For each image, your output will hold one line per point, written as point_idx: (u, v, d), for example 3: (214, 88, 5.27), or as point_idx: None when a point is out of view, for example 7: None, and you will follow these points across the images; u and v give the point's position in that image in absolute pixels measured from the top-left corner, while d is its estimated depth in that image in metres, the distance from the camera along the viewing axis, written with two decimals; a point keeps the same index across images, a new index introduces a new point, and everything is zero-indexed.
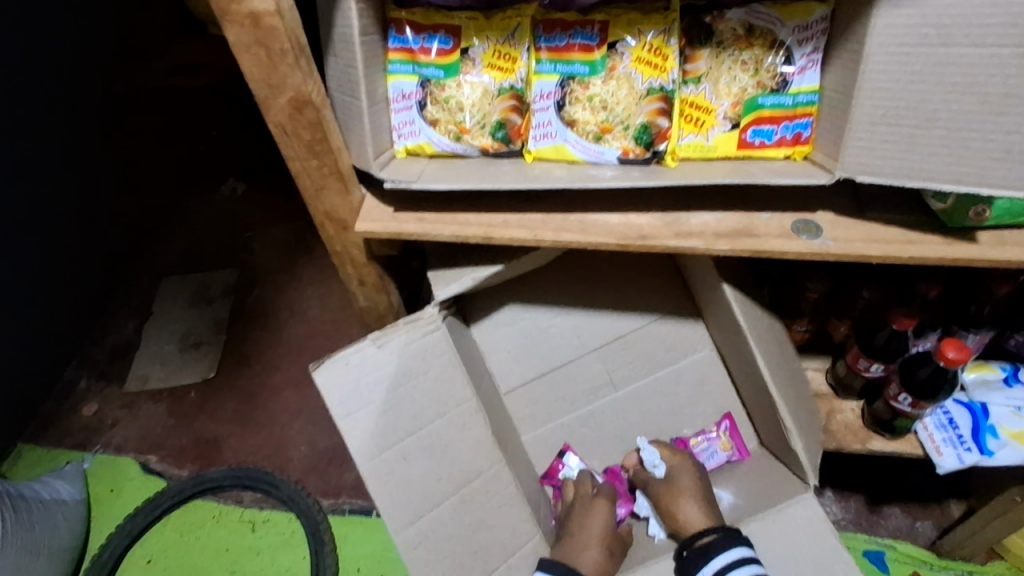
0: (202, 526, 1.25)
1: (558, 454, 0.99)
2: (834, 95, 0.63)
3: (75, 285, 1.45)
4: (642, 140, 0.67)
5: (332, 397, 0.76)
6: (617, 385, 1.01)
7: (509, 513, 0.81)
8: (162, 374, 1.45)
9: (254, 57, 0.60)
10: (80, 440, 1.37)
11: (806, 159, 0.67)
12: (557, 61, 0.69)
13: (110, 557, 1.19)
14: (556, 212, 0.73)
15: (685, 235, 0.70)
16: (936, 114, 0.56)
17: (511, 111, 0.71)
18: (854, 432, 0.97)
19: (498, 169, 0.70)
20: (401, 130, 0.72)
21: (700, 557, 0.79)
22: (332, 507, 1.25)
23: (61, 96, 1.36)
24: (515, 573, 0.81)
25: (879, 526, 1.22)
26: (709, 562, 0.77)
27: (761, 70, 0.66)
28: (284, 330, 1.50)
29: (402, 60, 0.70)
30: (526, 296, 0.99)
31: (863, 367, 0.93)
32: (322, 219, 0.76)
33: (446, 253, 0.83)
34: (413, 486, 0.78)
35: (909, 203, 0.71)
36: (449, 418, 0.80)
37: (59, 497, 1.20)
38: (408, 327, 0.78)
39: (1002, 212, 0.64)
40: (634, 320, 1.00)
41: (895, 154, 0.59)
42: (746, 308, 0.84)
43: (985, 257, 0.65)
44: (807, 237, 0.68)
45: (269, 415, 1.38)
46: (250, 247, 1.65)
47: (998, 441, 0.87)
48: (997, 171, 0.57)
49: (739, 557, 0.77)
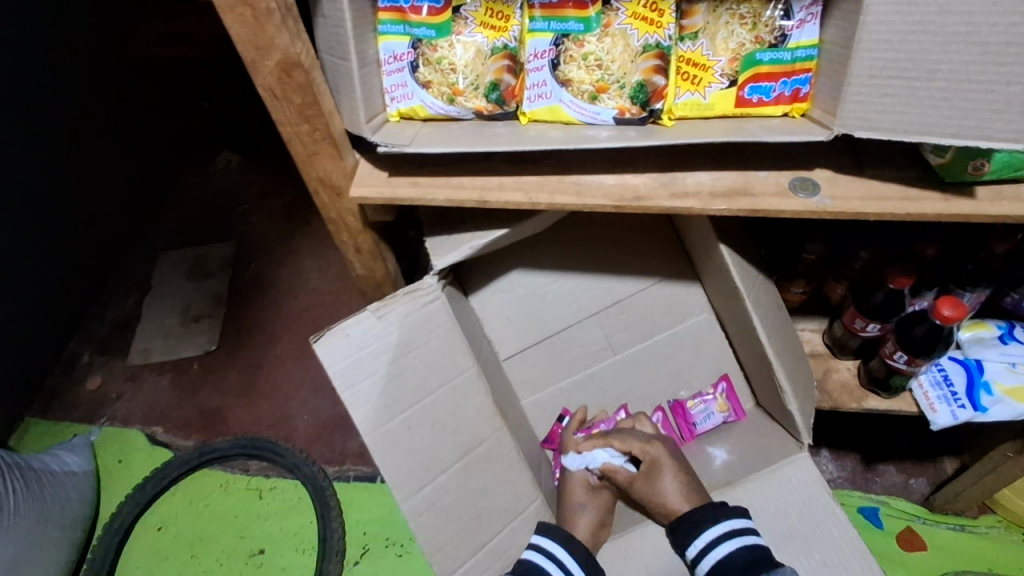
0: (211, 494, 1.27)
1: (558, 419, 1.01)
2: (834, 49, 0.61)
3: (73, 260, 1.45)
4: (638, 99, 0.67)
5: (334, 368, 0.76)
6: (616, 349, 1.01)
7: (512, 479, 0.82)
8: (164, 347, 1.46)
9: (240, 17, 0.59)
10: (86, 413, 1.39)
11: (804, 116, 0.66)
12: (551, 19, 0.67)
13: (121, 525, 1.21)
14: (552, 174, 0.73)
15: (682, 195, 0.69)
16: (936, 65, 0.55)
17: (504, 72, 0.69)
18: (850, 391, 0.98)
19: (493, 131, 0.69)
20: (394, 93, 0.70)
21: (688, 531, 0.79)
22: (337, 474, 1.27)
23: (49, 67, 1.33)
24: (517, 537, 0.83)
25: (874, 482, 1.24)
26: (698, 536, 0.78)
27: (759, 24, 0.64)
28: (283, 300, 1.50)
29: (393, 20, 0.68)
30: (523, 261, 0.99)
31: (860, 327, 0.93)
32: (316, 185, 0.76)
33: (442, 219, 0.82)
34: (418, 455, 0.78)
35: (906, 159, 0.70)
36: (451, 387, 0.80)
37: (68, 468, 1.22)
38: (408, 298, 0.78)
39: (1001, 166, 0.63)
40: (632, 284, 1.00)
41: (895, 108, 0.58)
42: (743, 269, 0.84)
43: (983, 212, 0.65)
44: (804, 195, 0.67)
45: (272, 385, 1.39)
46: (248, 219, 1.65)
47: (992, 398, 0.88)
48: (997, 123, 0.56)
49: (725, 530, 0.77)
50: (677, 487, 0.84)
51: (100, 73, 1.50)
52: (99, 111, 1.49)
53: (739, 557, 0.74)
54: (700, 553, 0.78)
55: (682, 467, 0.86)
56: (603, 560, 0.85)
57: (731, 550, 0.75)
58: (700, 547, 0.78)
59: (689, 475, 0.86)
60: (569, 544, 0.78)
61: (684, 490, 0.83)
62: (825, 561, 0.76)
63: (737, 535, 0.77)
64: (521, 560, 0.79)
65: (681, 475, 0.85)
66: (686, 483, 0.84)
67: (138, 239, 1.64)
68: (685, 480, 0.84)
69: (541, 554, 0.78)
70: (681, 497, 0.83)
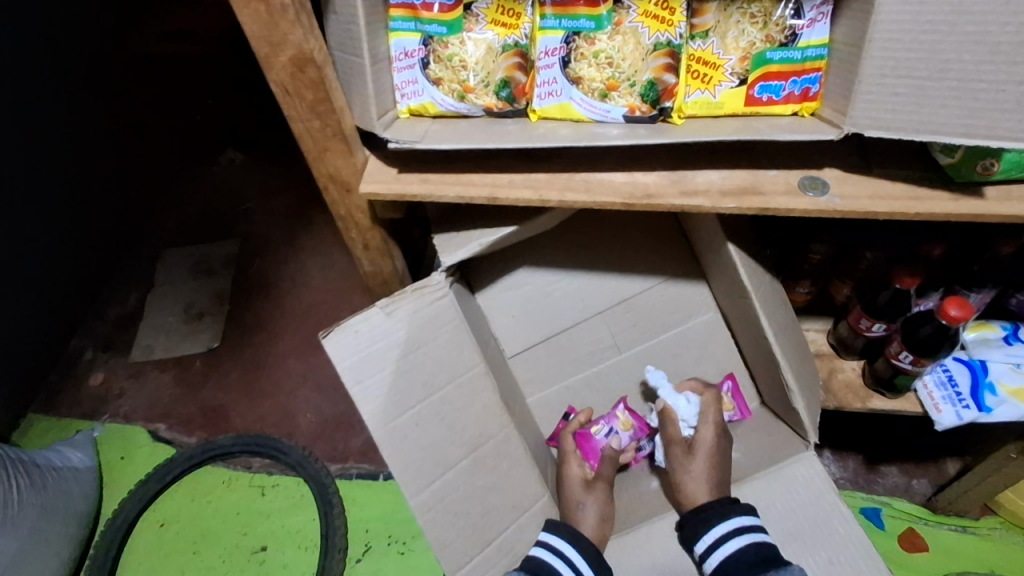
0: (213, 491, 1.27)
1: (563, 417, 1.00)
2: (844, 48, 0.61)
3: (76, 256, 1.45)
4: (649, 97, 0.67)
5: (342, 364, 0.76)
6: (622, 347, 1.01)
7: (518, 476, 0.82)
8: (167, 344, 1.46)
9: (254, 12, 0.59)
10: (88, 409, 1.39)
11: (814, 116, 0.66)
12: (562, 17, 0.67)
13: (124, 522, 1.21)
14: (561, 171, 0.73)
15: (690, 193, 0.69)
16: (947, 65, 0.55)
17: (515, 69, 0.69)
18: (855, 391, 0.98)
19: (503, 128, 0.69)
20: (404, 90, 0.71)
21: (700, 526, 0.79)
22: (340, 471, 1.27)
23: (55, 64, 1.34)
24: (524, 533, 0.83)
25: (877, 483, 1.25)
26: (709, 530, 0.78)
27: (769, 23, 0.65)
28: (287, 297, 1.51)
29: (404, 17, 0.68)
30: (530, 259, 1.00)
31: (865, 327, 0.93)
32: (326, 180, 0.76)
33: (450, 216, 0.82)
34: (426, 452, 0.78)
35: (915, 159, 0.70)
36: (458, 383, 0.80)
37: (70, 464, 1.22)
38: (417, 294, 0.79)
39: (1009, 166, 0.63)
40: (638, 283, 1.00)
41: (905, 107, 0.58)
42: (750, 268, 0.84)
43: (991, 212, 0.65)
44: (813, 194, 0.68)
45: (275, 382, 1.39)
46: (251, 216, 1.65)
47: (997, 398, 0.88)
48: (1007, 122, 0.56)
49: (735, 526, 0.77)
50: (705, 474, 0.83)
51: (105, 69, 1.50)
52: (104, 107, 1.49)
53: (750, 552, 0.75)
54: (708, 549, 0.77)
55: (720, 458, 0.85)
56: (611, 559, 0.85)
57: (741, 546, 0.76)
58: (710, 543, 0.77)
59: (718, 466, 0.84)
60: (576, 540, 0.79)
61: (709, 478, 0.83)
62: (831, 559, 0.77)
63: (746, 532, 0.77)
64: (529, 557, 0.79)
65: (715, 464, 0.84)
66: (714, 474, 0.83)
67: (140, 235, 1.64)
68: (715, 470, 0.83)
69: (548, 551, 0.79)
70: (702, 485, 0.82)
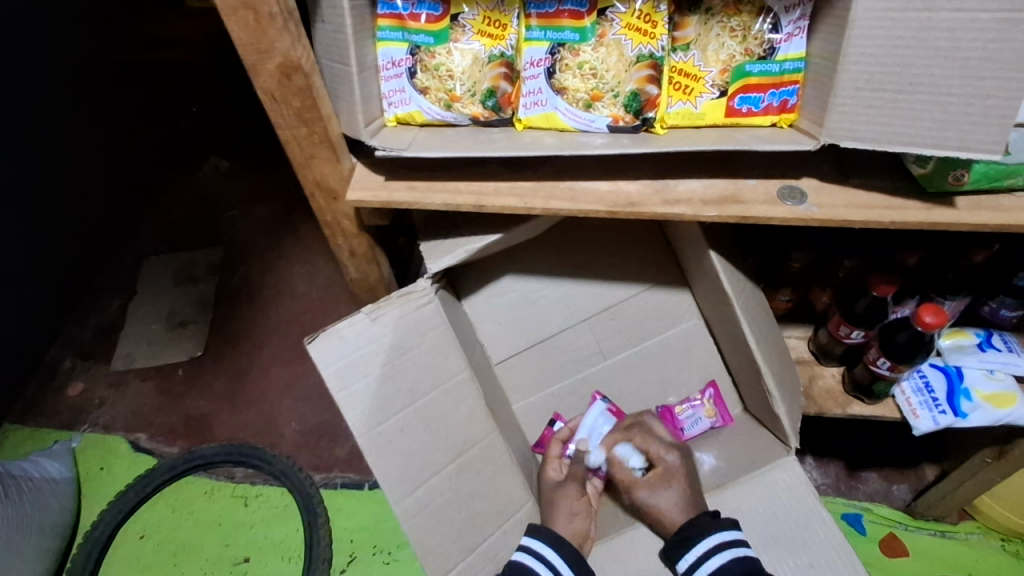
0: (194, 502, 1.26)
1: (548, 424, 1.01)
2: (821, 61, 0.63)
3: (55, 263, 1.43)
4: (632, 107, 0.68)
5: (328, 369, 0.76)
6: (606, 354, 1.03)
7: (503, 481, 0.84)
8: (150, 352, 1.44)
9: (242, 20, 0.60)
10: (67, 419, 1.37)
11: (792, 126, 0.68)
12: (547, 28, 0.69)
13: (103, 533, 1.19)
14: (546, 179, 0.74)
15: (673, 202, 0.71)
16: (918, 78, 0.57)
17: (500, 79, 0.71)
18: (835, 398, 0.99)
19: (489, 136, 0.70)
20: (391, 98, 0.72)
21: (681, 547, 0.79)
22: (324, 481, 1.26)
23: (38, 69, 1.33)
24: (507, 539, 0.84)
25: (857, 489, 1.26)
26: (691, 549, 0.78)
27: (749, 37, 0.66)
28: (272, 305, 1.50)
29: (392, 27, 0.69)
30: (515, 266, 1.01)
31: (844, 334, 0.95)
32: (312, 187, 0.77)
33: (439, 224, 0.83)
34: (412, 458, 0.78)
35: (888, 170, 0.72)
36: (444, 389, 0.81)
37: (47, 475, 1.20)
38: (402, 301, 0.79)
39: (980, 176, 0.65)
40: (623, 291, 1.01)
41: (878, 119, 0.60)
42: (732, 274, 0.86)
43: (961, 222, 0.67)
44: (792, 203, 0.69)
45: (259, 391, 1.38)
46: (236, 224, 1.64)
47: (971, 404, 0.90)
48: (977, 135, 0.58)
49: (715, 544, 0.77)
50: (678, 497, 0.83)
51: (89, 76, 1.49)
52: (86, 113, 1.48)
53: (734, 569, 0.76)
54: (692, 567, 0.78)
55: (690, 481, 0.85)
56: (595, 562, 0.85)
57: (723, 563, 0.76)
58: (692, 561, 0.78)
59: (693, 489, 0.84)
60: (557, 545, 0.79)
61: (682, 501, 0.82)
62: (813, 563, 0.78)
63: (729, 547, 0.77)
64: (512, 562, 0.79)
65: (685, 490, 0.84)
66: (688, 498, 0.83)
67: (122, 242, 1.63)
68: (687, 493, 0.83)
69: (534, 557, 0.79)
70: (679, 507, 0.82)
